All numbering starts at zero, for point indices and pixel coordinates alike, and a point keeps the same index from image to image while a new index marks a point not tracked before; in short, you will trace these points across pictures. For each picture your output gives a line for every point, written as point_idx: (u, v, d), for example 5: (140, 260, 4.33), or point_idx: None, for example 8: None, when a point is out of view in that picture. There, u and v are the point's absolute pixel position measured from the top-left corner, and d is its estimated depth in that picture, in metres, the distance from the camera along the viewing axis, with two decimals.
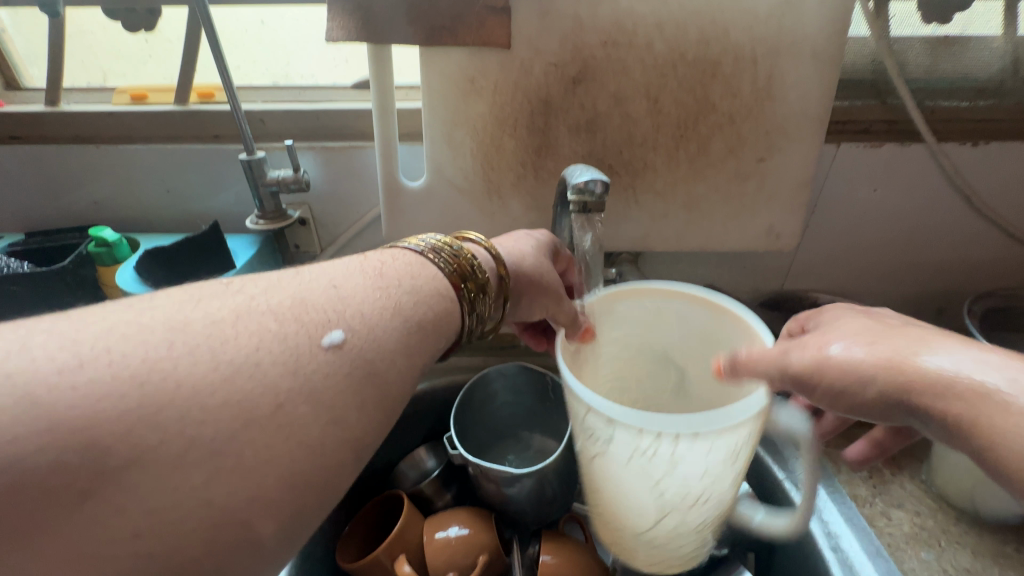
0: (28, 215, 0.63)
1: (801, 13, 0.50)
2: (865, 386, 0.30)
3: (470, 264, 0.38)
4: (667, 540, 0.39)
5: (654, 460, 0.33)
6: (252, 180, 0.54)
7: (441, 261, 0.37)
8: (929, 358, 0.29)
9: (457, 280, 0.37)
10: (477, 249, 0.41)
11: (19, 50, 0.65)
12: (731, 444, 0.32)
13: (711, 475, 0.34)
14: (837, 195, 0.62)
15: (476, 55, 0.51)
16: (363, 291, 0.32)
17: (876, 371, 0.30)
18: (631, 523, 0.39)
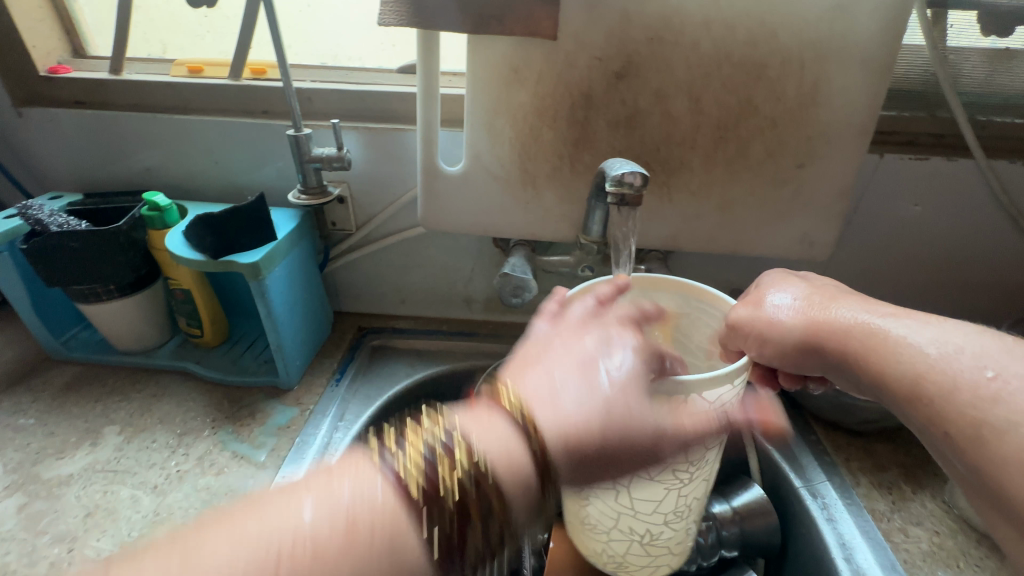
0: (85, 177, 0.67)
1: (853, 19, 0.49)
2: (791, 335, 0.39)
3: (466, 485, 0.28)
4: (659, 528, 0.43)
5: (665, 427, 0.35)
6: (297, 155, 0.57)
7: (421, 490, 0.27)
8: (855, 314, 0.37)
9: (452, 515, 0.27)
10: (484, 429, 0.30)
11: (88, 21, 0.67)
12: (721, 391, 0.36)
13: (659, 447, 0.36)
14: (875, 207, 0.61)
15: (522, 46, 0.52)
16: (308, 543, 0.24)
17: (800, 326, 0.38)
18: (624, 514, 0.41)
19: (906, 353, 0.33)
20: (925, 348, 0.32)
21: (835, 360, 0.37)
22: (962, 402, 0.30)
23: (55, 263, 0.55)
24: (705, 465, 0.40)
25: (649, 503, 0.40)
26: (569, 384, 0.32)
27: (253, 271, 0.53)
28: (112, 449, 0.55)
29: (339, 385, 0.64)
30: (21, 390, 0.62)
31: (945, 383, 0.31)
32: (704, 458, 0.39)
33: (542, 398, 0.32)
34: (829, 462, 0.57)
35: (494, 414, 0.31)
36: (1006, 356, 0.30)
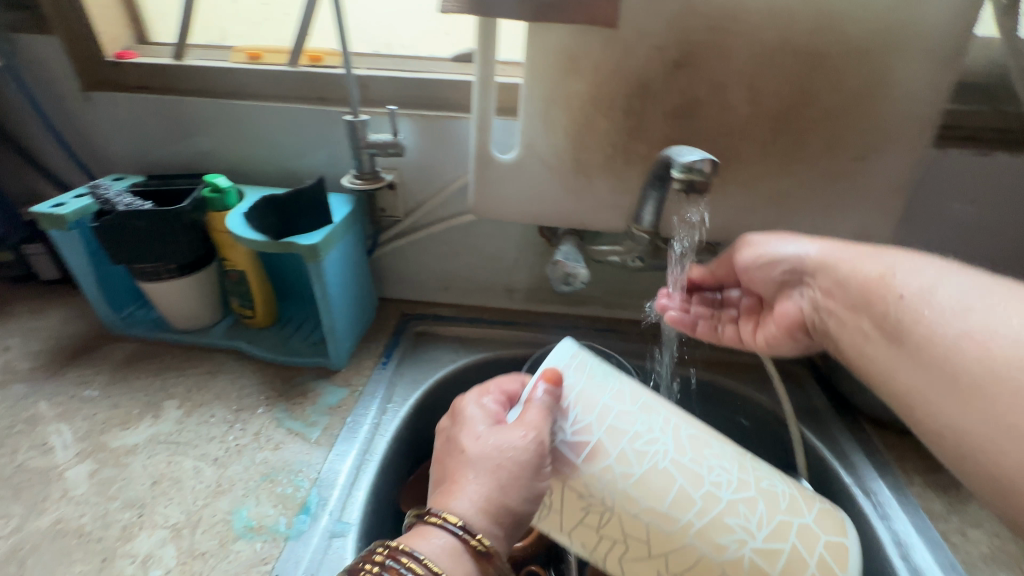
0: (145, 160, 0.69)
1: (924, 9, 0.48)
2: (786, 262, 0.49)
3: None
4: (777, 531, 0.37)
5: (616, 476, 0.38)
6: (354, 141, 0.57)
7: None
8: (844, 255, 0.43)
9: None
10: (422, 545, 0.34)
11: (152, 9, 0.70)
12: (617, 424, 0.40)
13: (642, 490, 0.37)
14: (936, 203, 0.60)
15: (581, 34, 0.52)
16: None
17: (796, 249, 0.48)
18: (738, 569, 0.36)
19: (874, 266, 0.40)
20: (885, 265, 0.39)
21: (801, 279, 0.48)
22: (907, 292, 0.36)
23: (121, 241, 0.57)
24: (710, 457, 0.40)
25: (665, 521, 0.37)
26: (483, 459, 0.37)
27: (313, 252, 0.55)
28: (173, 422, 0.57)
29: (386, 368, 0.65)
30: (84, 363, 0.64)
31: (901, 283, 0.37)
32: (700, 458, 0.39)
33: (458, 501, 0.36)
34: (880, 460, 0.56)
35: (429, 531, 0.35)
36: (949, 282, 0.35)
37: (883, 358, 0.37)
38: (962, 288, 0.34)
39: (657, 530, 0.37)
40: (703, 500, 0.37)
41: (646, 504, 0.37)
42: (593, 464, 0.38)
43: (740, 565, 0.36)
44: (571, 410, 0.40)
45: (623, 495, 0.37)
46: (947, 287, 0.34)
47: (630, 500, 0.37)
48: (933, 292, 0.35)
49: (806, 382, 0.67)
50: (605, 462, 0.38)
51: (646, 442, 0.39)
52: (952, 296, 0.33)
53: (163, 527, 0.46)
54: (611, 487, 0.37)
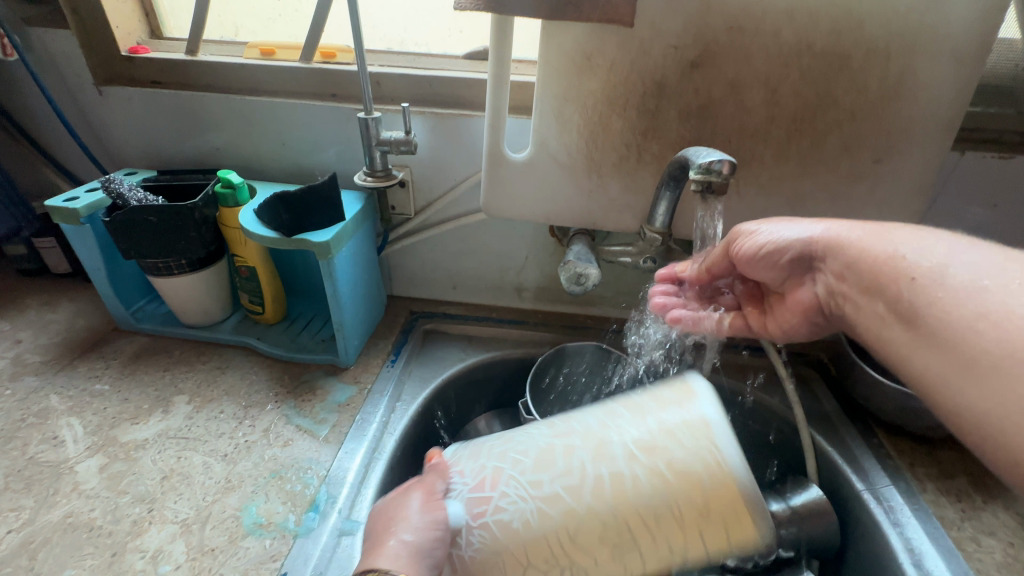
0: (157, 155, 0.69)
1: (947, 9, 0.47)
2: (791, 248, 0.46)
3: None
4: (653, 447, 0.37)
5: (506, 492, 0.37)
6: (367, 139, 0.57)
7: None
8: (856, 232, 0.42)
9: None
10: None
11: (166, 5, 0.70)
12: (491, 452, 0.41)
13: (532, 484, 0.37)
14: (953, 207, 0.59)
15: (597, 33, 0.52)
16: None
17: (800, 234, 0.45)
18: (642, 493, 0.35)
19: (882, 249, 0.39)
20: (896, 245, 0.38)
21: (810, 263, 0.46)
22: (920, 271, 0.35)
23: (134, 236, 0.57)
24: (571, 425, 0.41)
25: (575, 510, 0.36)
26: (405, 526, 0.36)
27: (324, 251, 0.54)
28: (182, 416, 0.57)
29: (395, 366, 0.65)
30: (95, 357, 0.65)
31: (911, 264, 0.36)
32: (566, 432, 0.40)
33: (385, 561, 0.33)
34: (893, 467, 0.55)
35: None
36: (970, 261, 0.34)
37: (897, 343, 0.36)
38: (974, 267, 0.34)
39: (566, 505, 0.36)
40: (587, 463, 0.37)
41: (550, 509, 0.36)
42: (488, 514, 0.37)
43: (638, 478, 0.36)
44: (457, 472, 0.40)
45: (525, 520, 0.36)
46: (957, 266, 0.34)
47: (534, 507, 0.36)
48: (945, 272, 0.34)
49: (817, 387, 0.66)
50: (496, 505, 0.37)
51: (513, 464, 0.39)
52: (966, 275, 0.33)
53: (173, 522, 0.46)
54: (517, 526, 0.36)
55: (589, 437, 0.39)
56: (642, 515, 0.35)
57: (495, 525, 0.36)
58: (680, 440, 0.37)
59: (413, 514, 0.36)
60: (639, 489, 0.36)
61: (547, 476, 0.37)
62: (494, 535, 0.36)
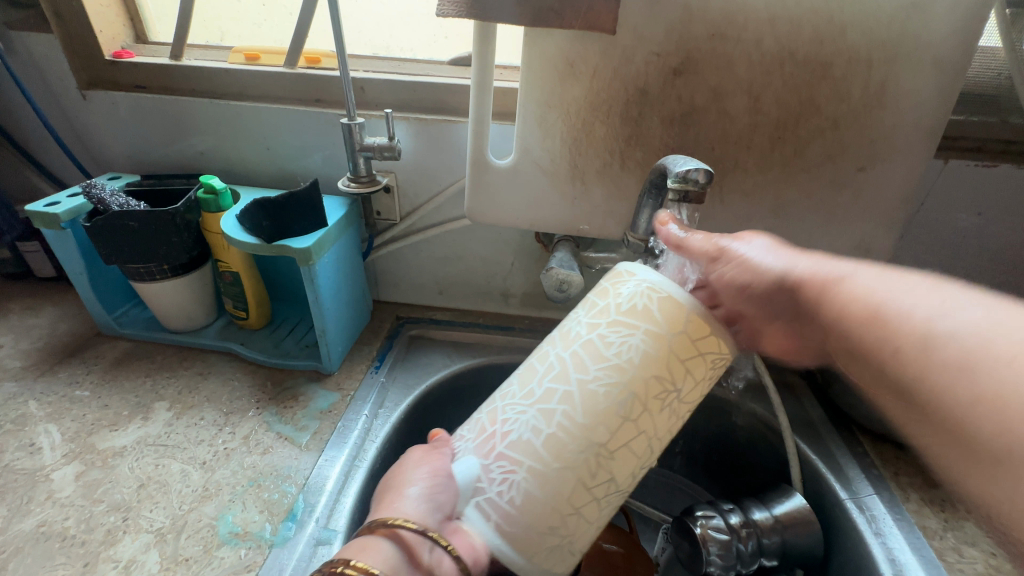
0: (142, 160, 0.69)
1: (929, 18, 0.47)
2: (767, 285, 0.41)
3: None
4: (609, 332, 0.38)
5: (504, 434, 0.38)
6: (350, 144, 0.57)
7: None
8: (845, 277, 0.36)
9: None
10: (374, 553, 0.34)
11: (151, 8, 0.69)
12: (482, 413, 0.42)
13: (524, 419, 0.38)
14: (937, 214, 0.59)
15: (579, 40, 0.52)
16: None
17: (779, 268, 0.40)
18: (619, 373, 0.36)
19: (868, 294, 0.34)
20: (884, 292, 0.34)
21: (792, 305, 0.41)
22: (904, 338, 0.31)
23: (114, 242, 0.57)
24: (541, 351, 0.42)
25: (569, 398, 0.37)
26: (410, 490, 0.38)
27: (304, 257, 0.54)
28: (162, 423, 0.56)
29: (379, 372, 0.65)
30: (76, 362, 0.64)
31: (901, 322, 0.32)
32: (540, 358, 0.41)
33: (402, 505, 0.37)
34: (877, 476, 0.55)
35: (372, 541, 0.35)
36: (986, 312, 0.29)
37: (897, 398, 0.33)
38: (976, 321, 0.29)
39: (562, 421, 0.36)
40: (558, 358, 0.39)
41: (548, 410, 0.37)
42: (497, 446, 0.38)
43: (605, 359, 0.37)
44: (459, 438, 0.42)
45: (531, 432, 0.37)
46: (953, 320, 0.30)
47: (534, 434, 0.37)
48: (940, 325, 0.30)
49: (804, 394, 0.66)
50: (501, 433, 0.38)
51: (504, 398, 0.41)
52: (968, 336, 0.29)
53: (147, 531, 0.46)
54: (530, 441, 0.37)
55: (556, 354, 0.40)
56: (624, 369, 0.36)
57: (514, 452, 0.37)
58: (628, 302, 0.38)
59: (414, 472, 0.39)
60: (606, 349, 0.37)
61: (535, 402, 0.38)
62: (515, 459, 0.37)
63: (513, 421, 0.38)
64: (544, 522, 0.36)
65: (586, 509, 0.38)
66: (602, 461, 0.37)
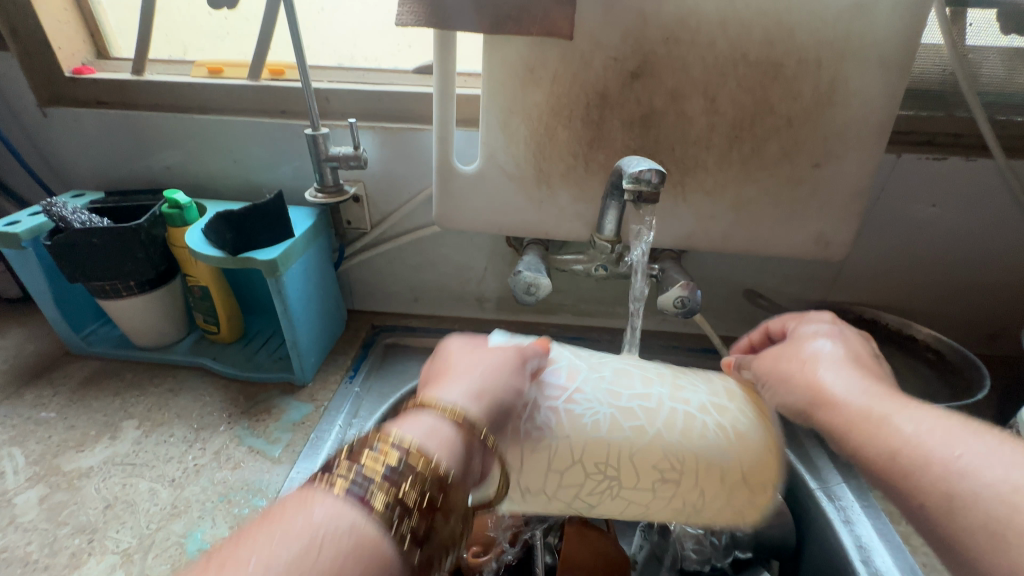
0: (107, 176, 0.68)
1: (872, 19, 0.49)
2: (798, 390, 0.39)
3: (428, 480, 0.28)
4: (711, 426, 0.40)
5: (572, 402, 0.40)
6: (315, 154, 0.57)
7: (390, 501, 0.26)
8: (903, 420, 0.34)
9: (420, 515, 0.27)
10: (434, 435, 0.31)
11: (111, 22, 0.69)
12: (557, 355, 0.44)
13: (594, 409, 0.40)
14: (894, 207, 0.61)
15: (538, 46, 0.53)
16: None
17: (806, 389, 0.39)
18: (686, 462, 0.39)
19: (900, 432, 0.33)
20: (916, 430, 0.33)
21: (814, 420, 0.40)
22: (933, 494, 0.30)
23: (79, 260, 0.56)
24: (649, 371, 0.44)
25: (639, 431, 0.39)
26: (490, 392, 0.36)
27: (270, 268, 0.54)
28: (130, 442, 0.55)
29: (353, 382, 0.65)
30: (43, 384, 0.63)
31: (921, 460, 0.31)
32: (644, 375, 0.43)
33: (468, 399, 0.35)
34: (845, 465, 0.56)
35: (441, 425, 0.32)
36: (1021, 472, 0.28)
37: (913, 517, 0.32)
38: (998, 481, 0.28)
39: (615, 437, 0.39)
40: (659, 399, 0.41)
41: (619, 422, 0.39)
42: (560, 400, 0.40)
43: (685, 445, 0.39)
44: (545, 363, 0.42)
45: (593, 422, 0.39)
46: (980, 475, 0.29)
47: (592, 424, 0.39)
48: (960, 481, 0.29)
49: None
50: (569, 396, 0.40)
51: (591, 371, 0.42)
52: (994, 501, 0.28)
53: (113, 552, 0.45)
54: (585, 424, 0.39)
55: (660, 392, 0.42)
56: (693, 460, 0.39)
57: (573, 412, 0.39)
58: (743, 428, 0.41)
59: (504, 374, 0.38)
60: (697, 435, 0.39)
61: (619, 403, 0.40)
62: (559, 423, 0.39)
63: (585, 403, 0.40)
64: (530, 481, 0.39)
65: (555, 500, 0.40)
66: (607, 489, 0.39)
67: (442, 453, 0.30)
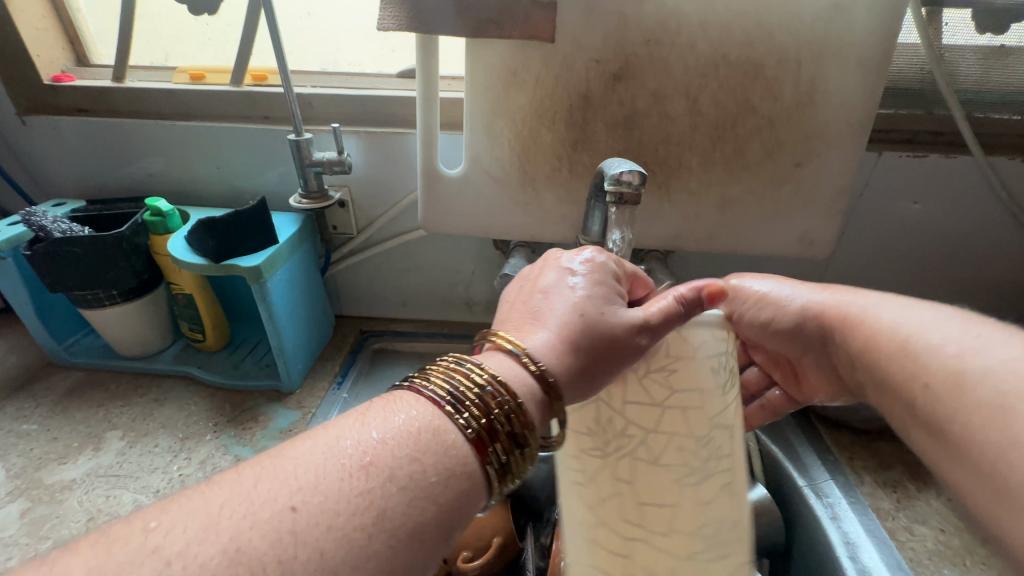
0: (88, 184, 0.67)
1: (849, 19, 0.50)
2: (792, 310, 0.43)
3: (501, 417, 0.26)
4: (713, 498, 0.34)
5: (652, 371, 0.33)
6: (298, 160, 0.57)
7: (452, 419, 0.25)
8: (893, 313, 0.36)
9: (478, 444, 0.25)
10: (508, 368, 0.28)
11: (92, 30, 0.68)
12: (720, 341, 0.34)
13: (662, 392, 0.33)
14: (877, 205, 0.61)
15: (520, 49, 0.53)
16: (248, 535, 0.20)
17: (800, 303, 0.43)
18: (663, 518, 0.33)
19: (892, 322, 0.35)
20: (918, 320, 0.34)
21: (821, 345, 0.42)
22: (934, 374, 0.31)
23: (61, 271, 0.56)
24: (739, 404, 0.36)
25: (679, 453, 0.32)
26: (580, 343, 0.30)
27: (255, 275, 0.53)
28: (114, 453, 0.55)
29: (341, 389, 0.64)
30: (24, 396, 0.62)
31: (923, 345, 0.32)
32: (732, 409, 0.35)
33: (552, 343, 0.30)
34: (833, 461, 0.56)
35: (513, 369, 0.28)
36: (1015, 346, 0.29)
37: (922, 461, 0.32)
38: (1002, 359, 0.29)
39: (653, 433, 0.33)
40: (713, 448, 0.34)
41: (676, 422, 0.33)
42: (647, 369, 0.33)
43: (677, 507, 0.33)
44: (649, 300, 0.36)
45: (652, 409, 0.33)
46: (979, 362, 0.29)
47: (649, 404, 0.33)
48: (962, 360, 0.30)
49: None
50: (652, 374, 0.33)
51: (712, 376, 0.33)
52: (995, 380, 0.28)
53: None
54: (644, 398, 0.33)
55: (721, 444, 0.34)
56: (663, 521, 0.33)
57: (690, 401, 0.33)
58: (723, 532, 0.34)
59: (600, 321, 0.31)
60: (694, 507, 0.33)
61: (702, 407, 0.33)
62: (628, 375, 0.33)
63: (661, 381, 0.33)
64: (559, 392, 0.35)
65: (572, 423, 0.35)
66: (605, 464, 0.33)
67: (522, 395, 0.28)
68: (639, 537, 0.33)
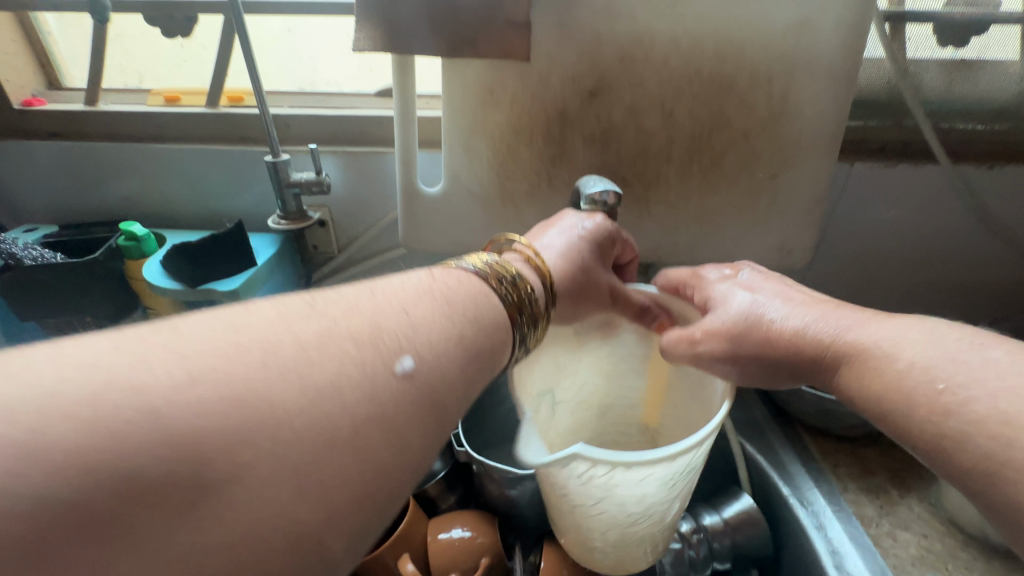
0: (61, 209, 0.66)
1: (816, 34, 0.51)
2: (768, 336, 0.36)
3: (528, 294, 0.37)
4: (634, 538, 0.41)
5: (592, 480, 0.35)
6: (277, 181, 0.56)
7: (503, 290, 0.36)
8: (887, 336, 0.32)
9: (514, 311, 0.36)
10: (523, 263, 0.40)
11: (62, 52, 0.68)
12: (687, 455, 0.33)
13: (590, 491, 0.36)
14: (850, 212, 0.62)
15: (496, 67, 0.53)
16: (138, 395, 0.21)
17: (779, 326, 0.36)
18: (587, 537, 0.41)
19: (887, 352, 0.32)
20: (896, 336, 0.32)
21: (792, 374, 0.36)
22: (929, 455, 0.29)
23: (37, 299, 0.55)
24: (685, 483, 0.38)
25: (603, 512, 0.38)
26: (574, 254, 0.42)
27: (231, 297, 0.53)
28: None
29: None
30: None
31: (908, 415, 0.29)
32: (674, 491, 0.37)
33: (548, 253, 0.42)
34: (816, 469, 0.57)
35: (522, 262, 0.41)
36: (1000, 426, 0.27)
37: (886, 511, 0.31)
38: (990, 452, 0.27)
39: (581, 500, 0.38)
40: (642, 514, 0.38)
41: (603, 501, 0.37)
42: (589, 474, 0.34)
43: (595, 532, 0.41)
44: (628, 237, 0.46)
45: (583, 490, 0.37)
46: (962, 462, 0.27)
47: (580, 486, 0.36)
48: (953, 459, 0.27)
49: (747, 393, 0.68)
50: (591, 477, 0.34)
51: (655, 478, 0.35)
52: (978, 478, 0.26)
53: None
54: (575, 481, 0.36)
55: (652, 510, 0.39)
56: (582, 536, 0.42)
57: (596, 467, 0.33)
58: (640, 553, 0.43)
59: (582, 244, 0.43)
60: (611, 538, 0.41)
61: (626, 498, 0.36)
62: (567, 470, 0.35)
63: (597, 485, 0.35)
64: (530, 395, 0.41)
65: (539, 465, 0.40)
66: (550, 492, 0.41)
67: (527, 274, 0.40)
68: (575, 538, 0.43)
